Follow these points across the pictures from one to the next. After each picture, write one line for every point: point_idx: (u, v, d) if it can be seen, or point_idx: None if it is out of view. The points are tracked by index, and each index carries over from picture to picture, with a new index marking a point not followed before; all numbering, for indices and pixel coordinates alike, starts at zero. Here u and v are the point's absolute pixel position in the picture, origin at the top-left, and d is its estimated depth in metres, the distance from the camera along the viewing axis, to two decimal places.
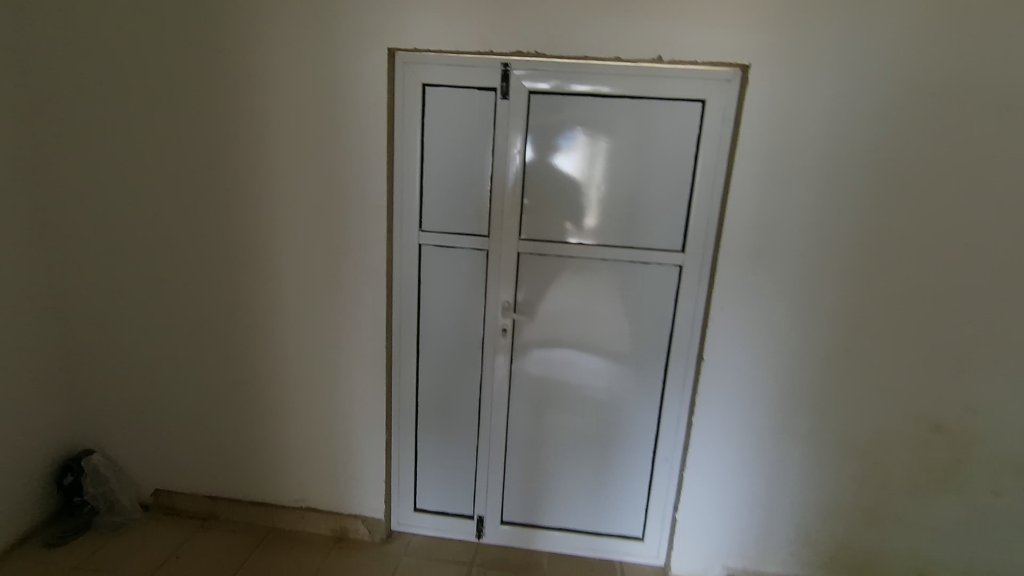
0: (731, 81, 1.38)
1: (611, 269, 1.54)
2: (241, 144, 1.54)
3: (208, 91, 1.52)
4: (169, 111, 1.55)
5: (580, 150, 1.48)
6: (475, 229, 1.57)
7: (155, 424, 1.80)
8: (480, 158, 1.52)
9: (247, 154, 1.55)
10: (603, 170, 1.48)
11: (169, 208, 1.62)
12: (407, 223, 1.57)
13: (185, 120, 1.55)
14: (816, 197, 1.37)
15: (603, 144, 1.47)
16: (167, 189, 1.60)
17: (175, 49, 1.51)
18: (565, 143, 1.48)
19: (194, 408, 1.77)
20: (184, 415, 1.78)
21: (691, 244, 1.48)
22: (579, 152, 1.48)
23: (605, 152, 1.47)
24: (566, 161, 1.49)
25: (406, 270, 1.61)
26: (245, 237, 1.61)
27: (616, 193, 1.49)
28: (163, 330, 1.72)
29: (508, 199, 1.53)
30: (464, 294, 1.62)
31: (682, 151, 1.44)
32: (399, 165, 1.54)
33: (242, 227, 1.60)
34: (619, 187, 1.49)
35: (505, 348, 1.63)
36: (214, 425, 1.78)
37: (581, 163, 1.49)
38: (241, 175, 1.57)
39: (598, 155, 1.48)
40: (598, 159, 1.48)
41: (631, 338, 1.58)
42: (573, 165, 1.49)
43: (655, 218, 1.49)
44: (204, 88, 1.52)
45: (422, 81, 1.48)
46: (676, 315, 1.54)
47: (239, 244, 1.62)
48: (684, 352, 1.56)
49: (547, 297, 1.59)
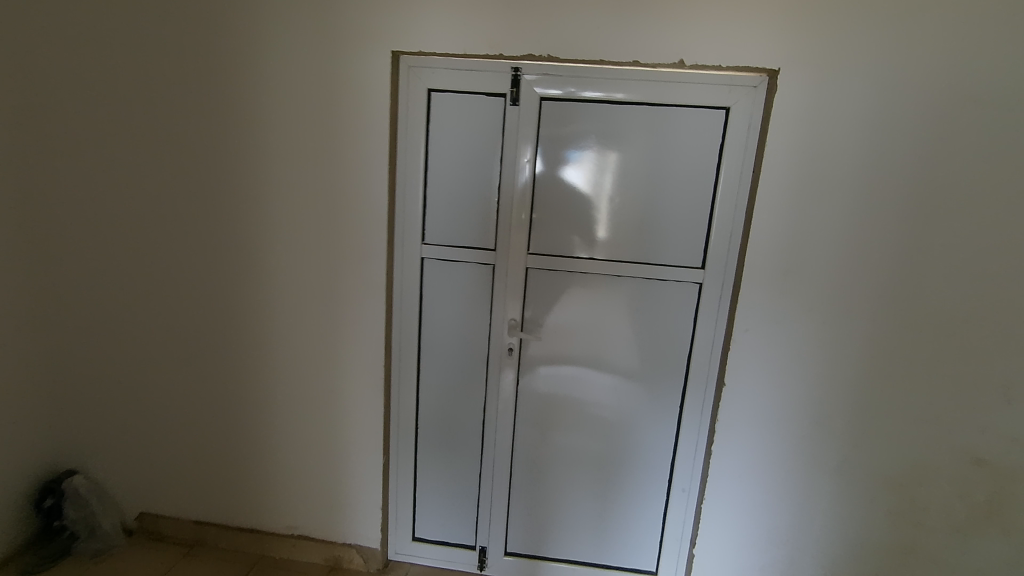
0: (758, 87, 1.29)
1: (626, 287, 1.45)
2: (236, 152, 1.47)
3: (201, 94, 1.45)
4: (161, 116, 1.47)
5: (586, 167, 1.40)
6: (482, 242, 1.48)
7: (141, 444, 1.71)
8: (488, 168, 1.43)
9: (242, 161, 1.47)
10: (615, 185, 1.40)
11: (160, 219, 1.54)
12: (408, 235, 1.48)
13: (177, 126, 1.47)
14: (848, 211, 1.28)
15: (613, 158, 1.38)
16: (158, 198, 1.53)
17: (168, 51, 1.43)
18: (574, 155, 1.40)
19: (182, 427, 1.68)
20: (172, 435, 1.69)
21: (711, 261, 1.39)
22: (586, 167, 1.40)
23: (614, 166, 1.39)
24: (571, 175, 1.41)
25: (407, 285, 1.52)
26: (238, 249, 1.53)
27: (630, 207, 1.40)
28: (151, 345, 1.63)
29: (517, 211, 1.44)
30: (469, 312, 1.53)
31: (704, 161, 1.35)
32: (401, 174, 1.45)
33: (235, 238, 1.52)
34: (635, 200, 1.40)
35: (511, 369, 1.54)
36: (203, 445, 1.68)
37: (589, 178, 1.40)
38: (236, 184, 1.49)
39: (607, 170, 1.39)
40: (606, 175, 1.39)
41: (646, 360, 1.48)
42: (582, 180, 1.40)
43: (674, 232, 1.40)
44: (198, 93, 1.45)
45: (427, 87, 1.39)
46: (695, 337, 1.44)
47: (232, 256, 1.53)
48: (702, 377, 1.46)
49: (556, 316, 1.49)
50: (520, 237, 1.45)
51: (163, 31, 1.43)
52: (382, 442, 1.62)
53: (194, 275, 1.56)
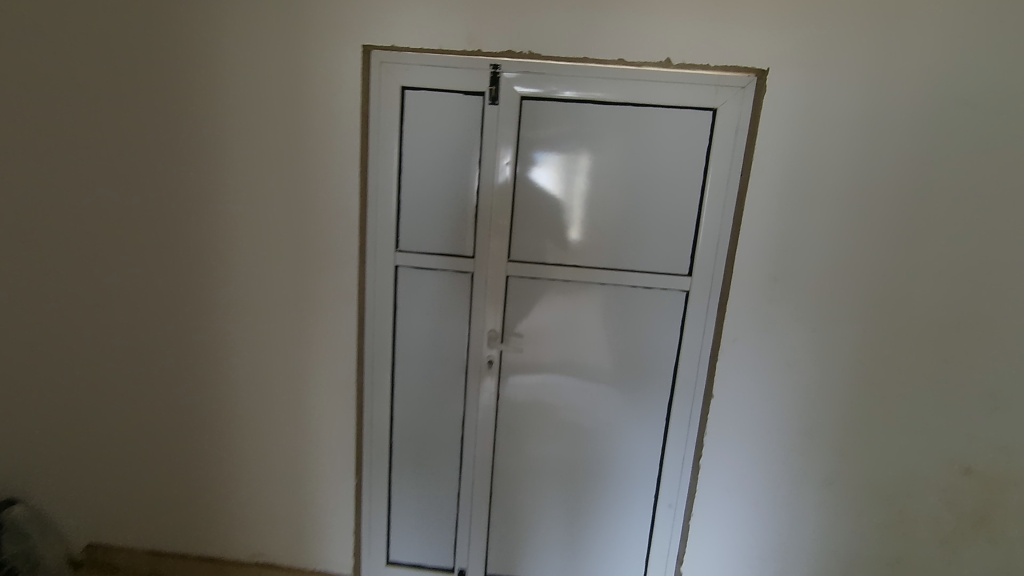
0: (746, 88, 1.25)
1: (611, 295, 1.39)
2: (193, 153, 1.36)
3: (154, 90, 1.34)
4: (110, 113, 1.36)
5: (552, 168, 1.34)
6: (459, 249, 1.40)
7: (89, 469, 1.57)
8: (466, 171, 1.36)
9: (200, 163, 1.36)
10: (586, 187, 1.34)
11: (108, 224, 1.42)
12: (381, 241, 1.39)
13: (128, 124, 1.36)
14: (837, 216, 1.25)
15: (584, 161, 1.33)
16: (107, 202, 1.40)
17: (117, 42, 1.32)
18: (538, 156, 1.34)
19: (135, 450, 1.55)
20: (122, 459, 1.56)
21: (698, 268, 1.34)
22: (552, 168, 1.34)
23: (585, 169, 1.33)
24: (539, 179, 1.35)
25: (380, 295, 1.43)
26: (196, 257, 1.42)
27: (610, 211, 1.34)
28: (101, 362, 1.50)
29: (497, 216, 1.37)
30: (445, 323, 1.45)
31: (691, 164, 1.30)
32: (372, 176, 1.36)
33: (193, 245, 1.41)
34: (618, 204, 1.34)
35: (491, 383, 1.46)
36: (157, 469, 1.56)
37: (557, 179, 1.34)
38: (193, 187, 1.38)
39: (577, 172, 1.33)
40: (576, 177, 1.34)
41: (631, 372, 1.42)
42: (550, 181, 1.34)
43: (661, 238, 1.34)
44: (151, 88, 1.34)
45: (400, 84, 1.31)
46: (682, 348, 1.39)
47: (190, 265, 1.42)
48: (690, 389, 1.40)
49: (537, 326, 1.42)
50: (500, 243, 1.38)
51: (112, 21, 1.31)
52: (354, 461, 1.53)
53: (148, 285, 1.44)
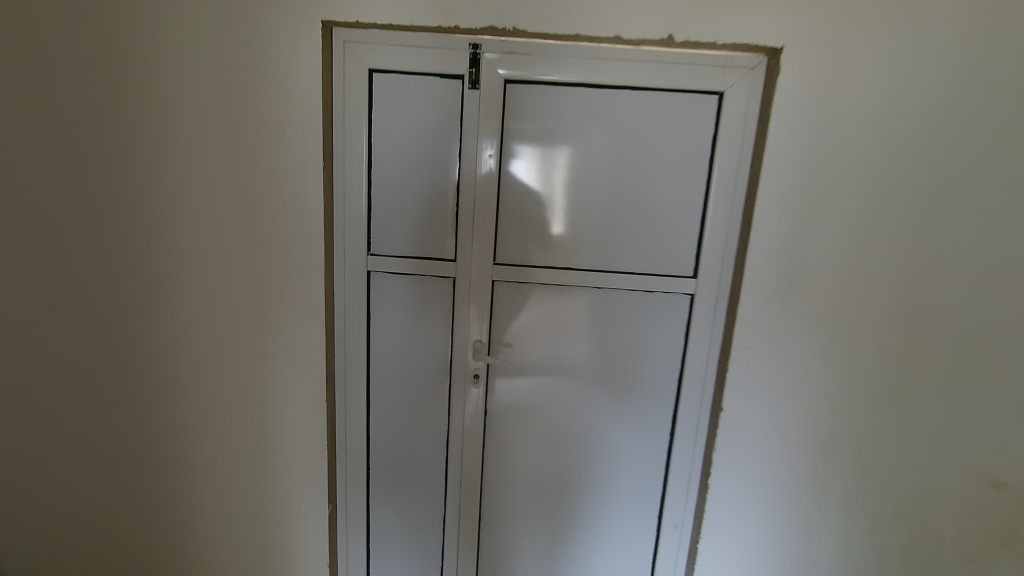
0: (755, 70, 1.12)
1: (608, 300, 1.26)
2: (128, 148, 1.18)
3: (81, 75, 1.15)
4: (25, 103, 1.16)
5: (528, 161, 1.20)
6: (439, 252, 1.26)
7: (20, 511, 1.37)
8: (446, 165, 1.21)
9: (136, 159, 1.18)
10: (565, 182, 1.21)
11: (30, 233, 1.22)
12: (352, 245, 1.24)
13: (48, 115, 1.17)
14: (857, 212, 1.13)
15: (562, 154, 1.19)
16: (26, 207, 1.21)
17: (32, 20, 1.13)
18: (513, 147, 1.20)
19: (73, 487, 1.36)
20: (58, 498, 1.37)
21: (703, 269, 1.21)
22: (527, 162, 1.20)
23: (563, 163, 1.20)
24: (514, 174, 1.21)
25: (351, 304, 1.28)
26: (135, 268, 1.24)
27: (595, 209, 1.21)
28: (26, 391, 1.30)
29: (480, 215, 1.22)
30: (426, 333, 1.31)
31: (694, 154, 1.17)
32: (339, 172, 1.21)
33: (131, 253, 1.23)
34: (605, 200, 1.21)
35: (477, 400, 1.33)
36: (100, 507, 1.37)
37: (534, 172, 1.21)
38: (128, 186, 1.20)
39: (554, 167, 1.20)
40: (552, 171, 1.20)
41: (631, 384, 1.30)
42: (525, 176, 1.21)
43: (663, 237, 1.22)
44: (76, 74, 1.15)
45: (368, 66, 1.16)
46: (686, 356, 1.27)
47: (128, 276, 1.24)
48: (695, 402, 1.29)
49: (525, 337, 1.29)
50: (484, 245, 1.24)
51: None
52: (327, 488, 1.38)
53: (80, 302, 1.26)
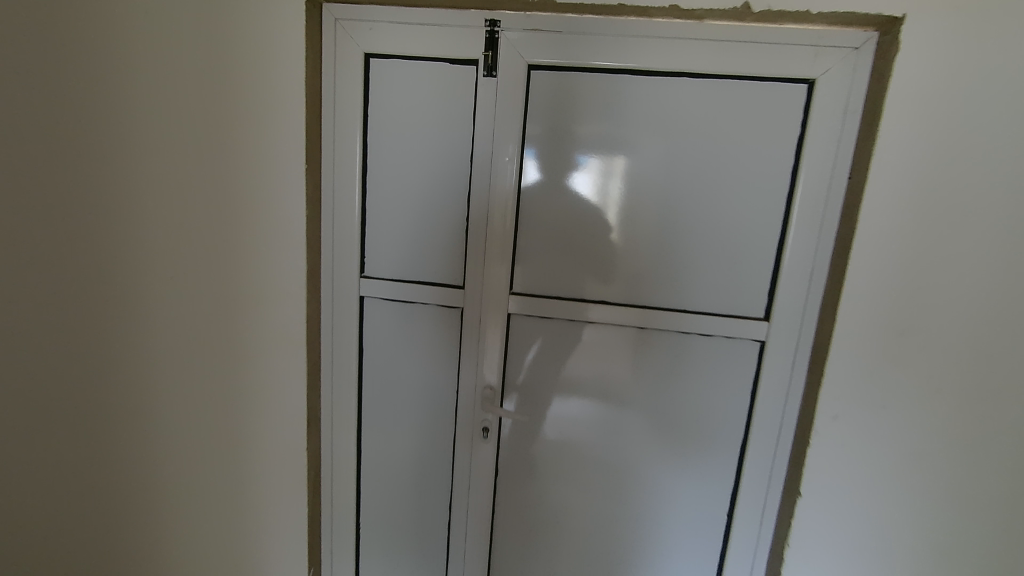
0: (863, 49, 0.84)
1: (654, 345, 1.00)
2: (52, 146, 0.94)
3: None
4: None
5: (593, 174, 0.97)
6: (443, 275, 1.05)
7: None
8: (454, 173, 1.01)
9: (64, 159, 0.95)
10: (624, 194, 0.96)
11: None
12: (342, 265, 1.06)
13: None
14: (1008, 240, 0.82)
15: (621, 162, 0.95)
16: None
17: None
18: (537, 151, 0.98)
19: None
20: None
21: (777, 313, 0.94)
22: (591, 176, 0.97)
23: (622, 174, 0.95)
24: (541, 186, 0.99)
25: (339, 333, 1.09)
26: (66, 296, 1.00)
27: (644, 231, 0.97)
28: None
29: (495, 231, 1.01)
30: (427, 372, 1.10)
31: (769, 164, 0.91)
32: (328, 178, 1.02)
33: (57, 276, 0.99)
34: (655, 221, 0.96)
35: (488, 455, 1.11)
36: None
37: (600, 185, 0.97)
38: (48, 192, 0.95)
39: (612, 177, 0.96)
40: (612, 182, 0.96)
41: (679, 451, 1.04)
42: (585, 194, 0.97)
43: (723, 268, 0.95)
44: None
45: (364, 49, 0.97)
46: (752, 421, 0.99)
47: (56, 303, 1.00)
48: (763, 478, 1.01)
49: (546, 384, 1.06)
50: (500, 272, 1.02)
51: None
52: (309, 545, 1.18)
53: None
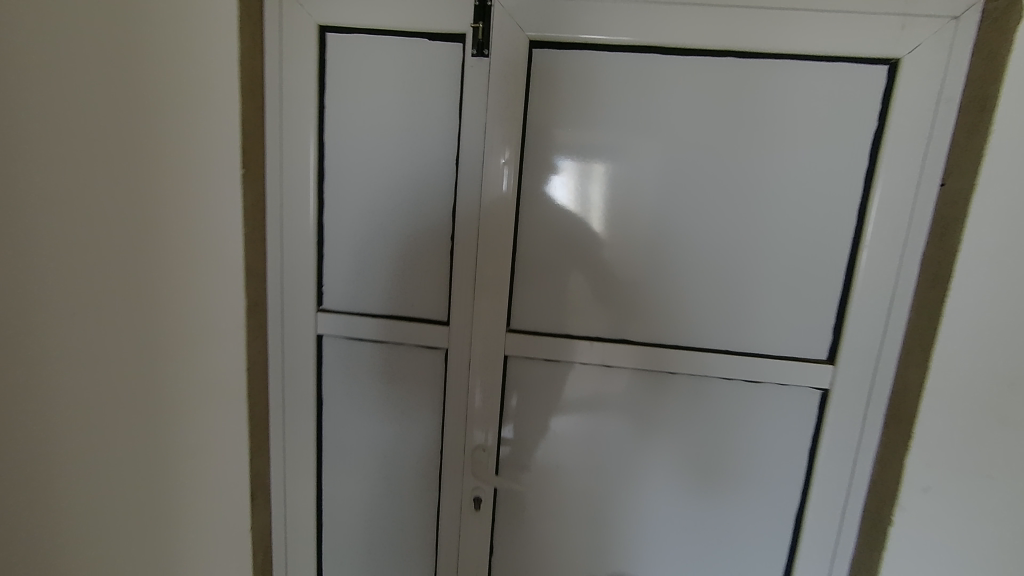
0: (961, 20, 0.66)
1: (686, 391, 0.81)
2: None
3: None
4: None
5: (568, 179, 0.78)
6: (425, 308, 0.85)
7: None
8: (435, 183, 0.81)
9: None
10: (607, 200, 0.78)
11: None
12: (294, 300, 0.85)
13: None
14: None
15: (600, 168, 0.77)
16: None
17: None
18: (541, 150, 0.78)
19: None
20: None
21: (844, 356, 0.75)
22: (566, 181, 0.79)
23: (601, 178, 0.78)
24: (546, 194, 0.79)
25: (294, 379, 0.88)
26: None
27: (635, 247, 0.79)
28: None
29: (487, 249, 0.80)
30: (402, 427, 0.89)
31: (829, 170, 0.73)
32: (275, 193, 0.83)
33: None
34: (645, 234, 0.78)
35: (479, 531, 0.88)
36: None
37: (574, 190, 0.79)
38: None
39: (591, 181, 0.78)
40: (592, 187, 0.78)
41: (716, 531, 0.84)
42: (562, 202, 0.79)
43: (770, 298, 0.77)
44: None
45: (319, 20, 0.77)
46: (809, 492, 0.80)
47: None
48: (823, 562, 0.81)
49: (545, 444, 0.86)
50: (492, 304, 0.82)
51: None
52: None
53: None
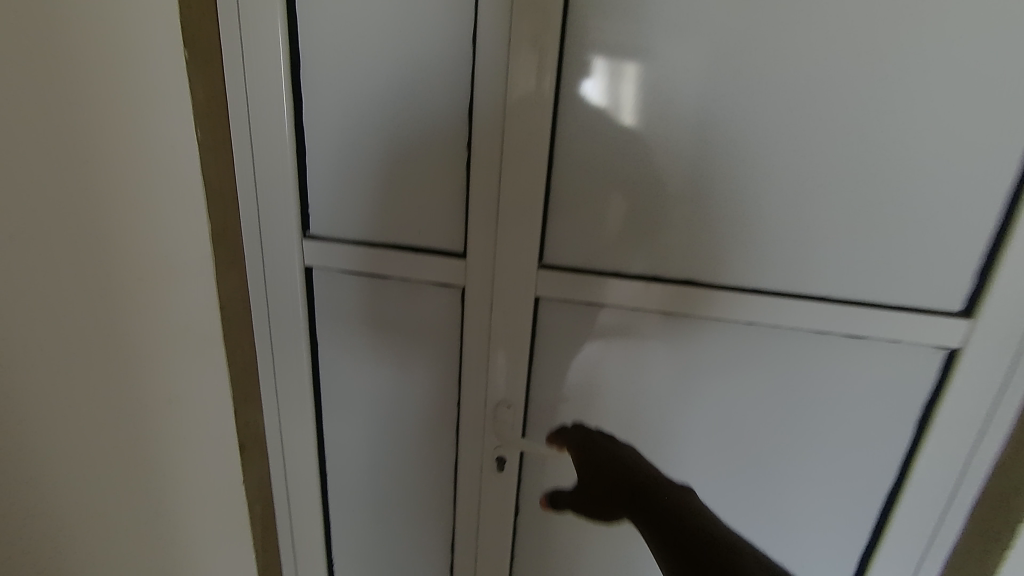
0: None
1: (761, 345, 0.64)
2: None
3: None
4: None
5: (602, 74, 0.59)
6: (434, 237, 0.68)
7: None
8: (444, 74, 0.62)
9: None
10: (649, 99, 0.58)
11: None
12: (274, 229, 0.70)
13: None
14: None
15: (639, 57, 0.57)
16: None
17: None
18: (593, 32, 0.57)
19: None
20: None
21: (990, 307, 0.57)
22: (602, 75, 0.59)
23: (638, 73, 0.58)
24: (597, 96, 0.59)
25: (282, 319, 0.74)
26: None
27: (696, 158, 0.59)
28: None
29: (515, 163, 0.62)
30: (411, 375, 0.75)
31: (1002, 49, 0.51)
32: (239, 95, 0.66)
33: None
34: (694, 148, 0.59)
35: (502, 492, 0.76)
36: None
37: (611, 87, 0.59)
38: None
39: (626, 77, 0.58)
40: (627, 83, 0.58)
41: (783, 513, 0.70)
42: (599, 101, 0.59)
43: (890, 234, 0.58)
44: None
45: None
46: (909, 472, 0.64)
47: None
48: (912, 551, 0.67)
49: (581, 401, 0.71)
50: (519, 232, 0.65)
51: None
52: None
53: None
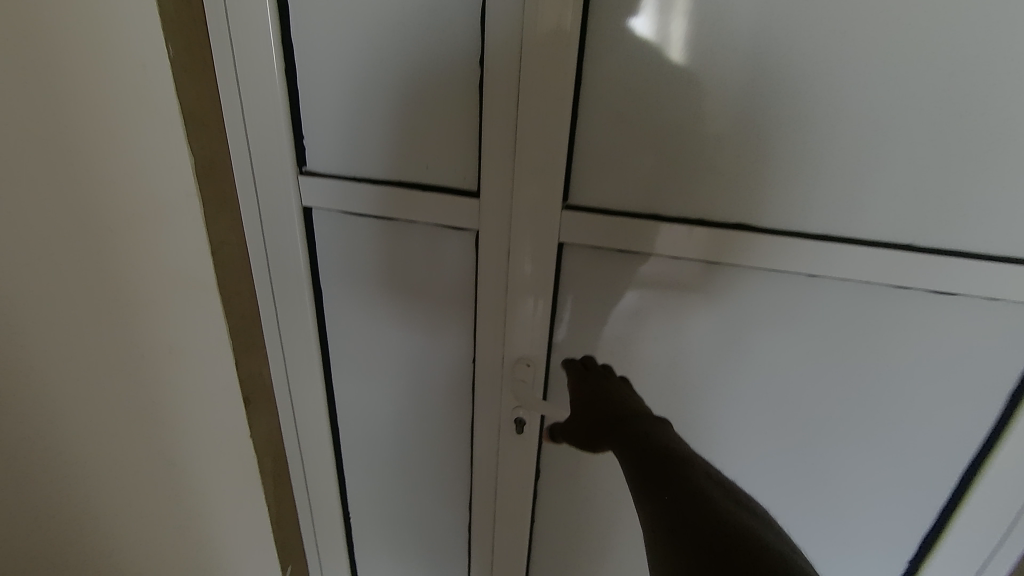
0: None
1: (824, 300, 0.54)
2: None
3: None
4: None
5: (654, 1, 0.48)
6: (443, 173, 0.61)
7: None
8: None
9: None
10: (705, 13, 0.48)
11: None
12: (269, 165, 0.63)
13: None
14: None
15: None
16: None
17: None
18: None
19: None
20: None
21: None
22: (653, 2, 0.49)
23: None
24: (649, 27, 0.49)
25: (284, 261, 0.69)
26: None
27: (755, 76, 0.48)
28: None
29: (535, 86, 0.53)
30: (422, 325, 0.69)
31: None
32: (218, 14, 0.58)
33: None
34: (741, 69, 0.49)
35: (522, 453, 0.71)
36: None
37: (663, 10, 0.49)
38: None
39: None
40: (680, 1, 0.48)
41: (834, 493, 0.62)
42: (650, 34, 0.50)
43: (1000, 170, 0.46)
44: None
45: None
46: (994, 449, 0.54)
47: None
48: (987, 535, 0.58)
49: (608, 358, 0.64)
50: (539, 167, 0.56)
51: None
52: (284, 565, 0.87)
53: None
